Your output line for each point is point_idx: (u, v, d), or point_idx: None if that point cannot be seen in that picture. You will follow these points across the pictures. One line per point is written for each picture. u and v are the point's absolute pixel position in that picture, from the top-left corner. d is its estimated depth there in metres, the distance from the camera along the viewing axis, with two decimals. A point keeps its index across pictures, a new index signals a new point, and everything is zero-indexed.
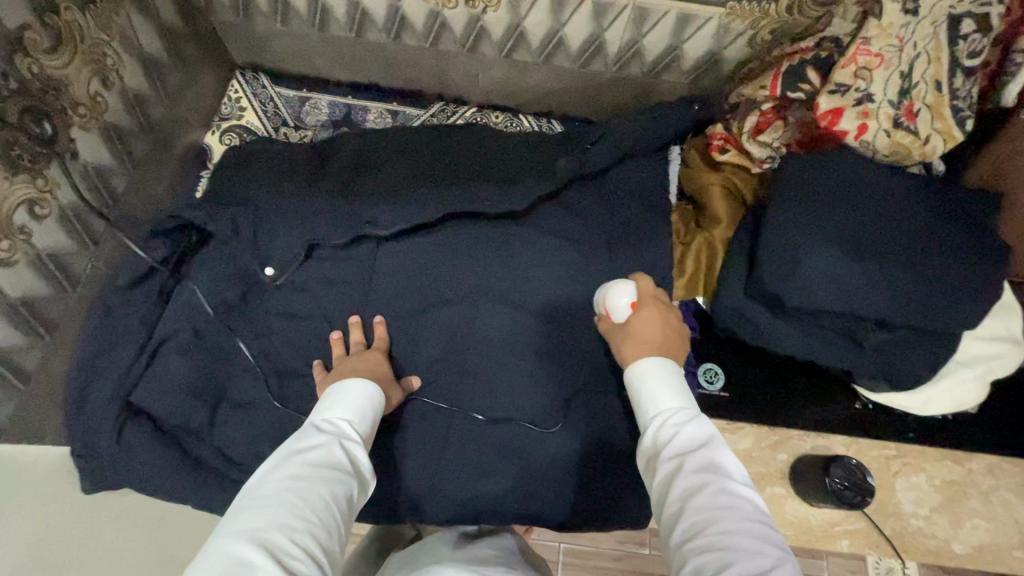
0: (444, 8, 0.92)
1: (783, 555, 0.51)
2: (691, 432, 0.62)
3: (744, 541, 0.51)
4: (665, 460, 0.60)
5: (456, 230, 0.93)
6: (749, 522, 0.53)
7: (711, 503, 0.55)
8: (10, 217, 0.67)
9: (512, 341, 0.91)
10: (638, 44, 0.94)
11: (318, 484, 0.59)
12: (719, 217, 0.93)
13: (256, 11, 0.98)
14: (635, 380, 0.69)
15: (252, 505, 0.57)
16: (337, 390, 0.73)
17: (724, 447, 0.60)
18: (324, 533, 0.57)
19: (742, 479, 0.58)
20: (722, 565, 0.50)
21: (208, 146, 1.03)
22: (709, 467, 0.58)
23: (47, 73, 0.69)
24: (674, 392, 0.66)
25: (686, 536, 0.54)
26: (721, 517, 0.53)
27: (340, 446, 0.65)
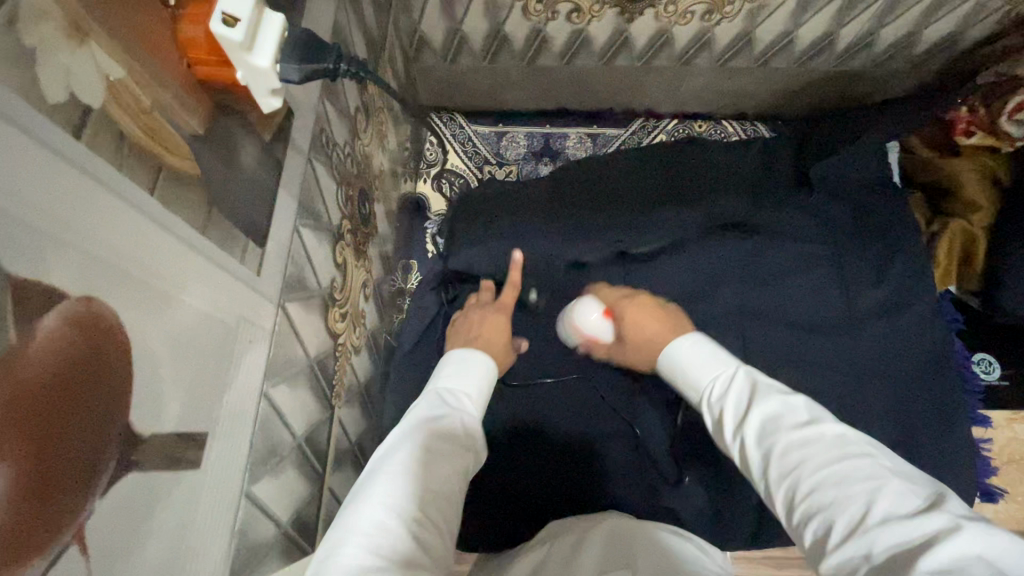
0: (675, 25, 0.87)
1: (881, 482, 0.41)
2: (734, 399, 0.54)
3: (849, 484, 0.41)
4: (731, 440, 0.52)
5: (707, 249, 0.92)
6: (828, 464, 0.43)
7: (784, 465, 0.45)
8: (358, 306, 0.65)
9: (791, 355, 0.87)
10: (875, 35, 0.90)
11: (439, 460, 0.50)
12: (976, 203, 0.90)
13: (466, 52, 0.94)
14: (672, 367, 0.64)
15: (368, 479, 0.48)
16: (458, 357, 0.66)
17: (770, 393, 0.51)
18: (445, 521, 0.47)
19: (811, 417, 0.48)
20: (826, 526, 0.41)
21: (422, 194, 1.03)
22: (767, 425, 0.49)
23: (362, 154, 0.66)
24: (705, 364, 0.60)
25: (786, 508, 0.45)
26: (796, 475, 0.44)
27: (462, 420, 0.56)
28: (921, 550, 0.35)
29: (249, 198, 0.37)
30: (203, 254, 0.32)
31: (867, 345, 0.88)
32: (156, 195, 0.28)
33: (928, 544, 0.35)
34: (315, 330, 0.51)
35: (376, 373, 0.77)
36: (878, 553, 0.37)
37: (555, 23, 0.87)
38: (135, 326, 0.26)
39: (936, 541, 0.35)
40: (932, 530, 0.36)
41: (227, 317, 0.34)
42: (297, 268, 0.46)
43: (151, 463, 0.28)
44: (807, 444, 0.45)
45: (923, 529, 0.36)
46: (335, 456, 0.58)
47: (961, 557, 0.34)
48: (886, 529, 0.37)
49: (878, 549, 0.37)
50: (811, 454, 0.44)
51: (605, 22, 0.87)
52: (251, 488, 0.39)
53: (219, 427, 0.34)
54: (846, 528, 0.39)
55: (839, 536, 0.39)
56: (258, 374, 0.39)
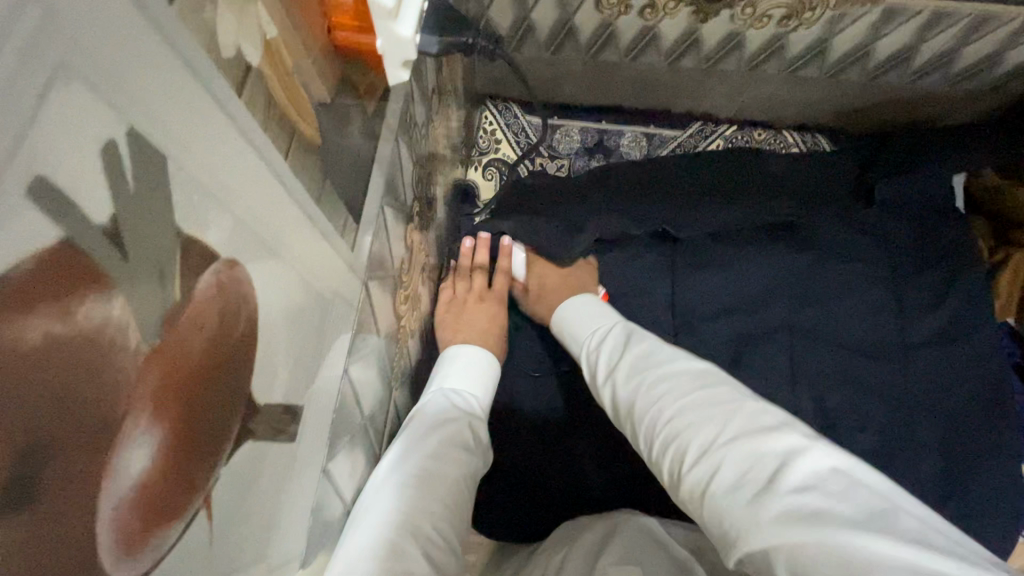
0: (748, 29, 0.85)
1: (735, 409, 0.49)
2: (611, 345, 0.65)
3: (710, 411, 0.49)
4: (604, 382, 0.62)
5: (758, 256, 0.90)
6: (692, 395, 0.52)
7: (648, 400, 0.54)
8: (417, 288, 0.64)
9: (839, 376, 0.85)
10: (956, 53, 0.87)
11: (454, 466, 0.54)
12: None
13: (531, 41, 0.92)
14: (566, 322, 0.75)
15: (390, 478, 0.49)
16: (461, 358, 0.70)
17: (645, 339, 0.61)
18: (455, 522, 0.51)
19: (673, 356, 0.57)
20: (684, 452, 0.48)
21: (471, 182, 1.02)
22: (637, 368, 0.58)
23: (431, 137, 0.66)
24: (592, 318, 0.72)
25: (648, 441, 0.53)
26: (658, 407, 0.53)
27: (471, 425, 0.61)
28: (775, 469, 0.43)
29: (351, 172, 0.37)
30: (316, 226, 0.31)
31: (918, 373, 0.86)
32: (289, 160, 0.27)
33: (786, 463, 0.43)
34: (386, 309, 0.50)
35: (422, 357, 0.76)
36: (729, 468, 0.44)
37: (627, 18, 0.86)
38: (263, 292, 0.26)
39: (793, 462, 0.42)
40: (787, 451, 0.44)
41: (327, 291, 0.34)
42: (380, 247, 0.45)
43: (263, 434, 0.27)
44: (664, 380, 0.55)
45: (778, 450, 0.44)
46: (388, 436, 0.58)
47: (815, 476, 0.42)
48: (732, 452, 0.45)
49: (728, 469, 0.44)
50: (667, 389, 0.54)
51: (678, 20, 0.85)
52: (327, 465, 0.38)
53: (312, 401, 0.34)
54: (703, 450, 0.47)
55: (697, 457, 0.47)
56: (343, 350, 0.39)
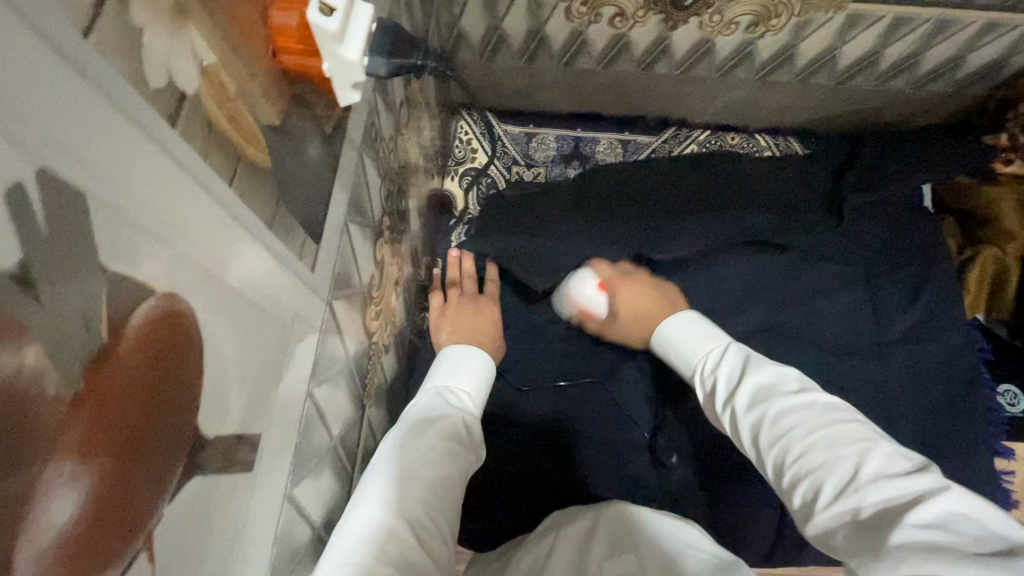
0: (717, 36, 0.86)
1: (869, 444, 0.48)
2: (728, 369, 0.63)
3: (840, 446, 0.48)
4: (723, 408, 0.60)
5: (735, 260, 0.92)
6: (876, 425, 0.51)
7: (777, 429, 0.52)
8: (391, 302, 0.64)
9: (816, 376, 0.86)
10: (919, 57, 0.89)
11: (448, 461, 0.53)
12: (1015, 234, 0.90)
13: (504, 51, 0.93)
14: (677, 338, 0.73)
15: (379, 475, 0.50)
16: (454, 358, 0.68)
17: (764, 366, 0.59)
18: (450, 513, 0.51)
19: (800, 387, 0.56)
20: (815, 486, 0.48)
21: (449, 191, 1.02)
22: (762, 396, 0.56)
23: (402, 148, 0.65)
24: (706, 338, 0.70)
25: (777, 473, 0.52)
26: (789, 437, 0.51)
27: (467, 420, 0.59)
28: (909, 508, 0.42)
29: (308, 191, 0.36)
30: (268, 249, 0.30)
31: (895, 372, 0.87)
32: (235, 187, 0.26)
33: (918, 501, 0.42)
34: (355, 327, 0.50)
35: (400, 370, 0.75)
36: (871, 507, 0.44)
37: (597, 27, 0.86)
38: (207, 320, 0.25)
39: (925, 498, 0.42)
40: (917, 491, 0.43)
41: (285, 314, 0.33)
42: (344, 265, 0.45)
43: (216, 465, 0.27)
44: (802, 408, 0.53)
45: (916, 488, 0.44)
46: (362, 455, 0.57)
47: (947, 515, 0.41)
48: (878, 487, 0.44)
49: (870, 508, 0.44)
50: (800, 420, 0.52)
51: (647, 28, 0.86)
52: (293, 490, 0.38)
53: (272, 427, 0.33)
54: (840, 485, 0.46)
55: (830, 495, 0.46)
56: (307, 372, 0.38)
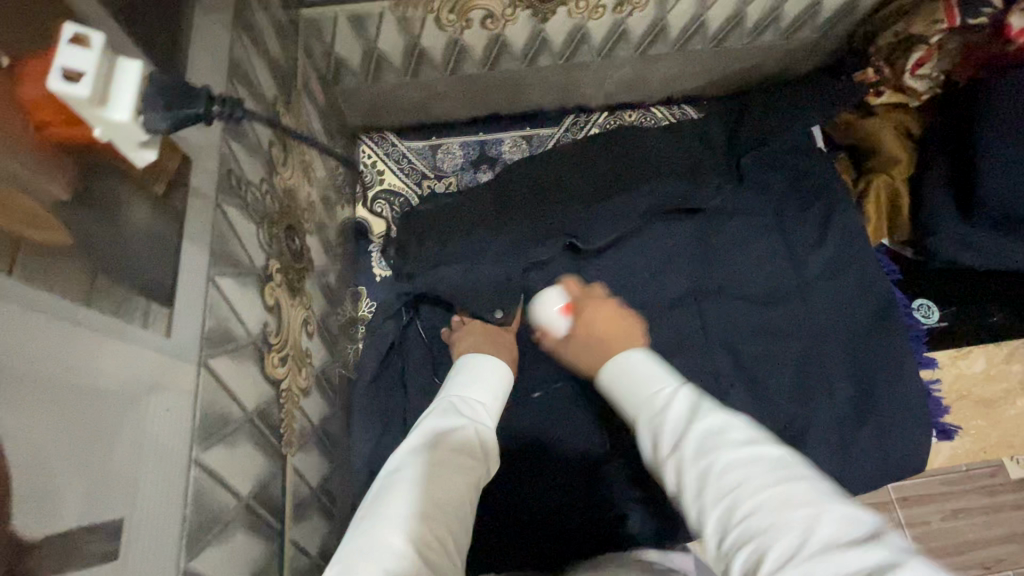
0: (589, 21, 0.89)
1: (812, 516, 0.40)
2: (679, 410, 0.53)
3: (790, 513, 0.40)
4: (665, 454, 0.51)
5: (651, 232, 0.93)
6: (759, 492, 0.42)
7: (716, 486, 0.45)
8: (300, 344, 0.62)
9: (740, 326, 0.90)
10: (778, 10, 0.93)
11: (453, 473, 0.55)
12: (897, 158, 0.94)
13: (387, 70, 0.93)
14: (613, 385, 0.62)
15: (390, 477, 0.54)
16: (472, 365, 0.70)
17: (716, 411, 0.50)
18: (457, 527, 0.52)
19: (747, 445, 0.46)
20: (761, 553, 0.40)
21: (362, 218, 0.99)
22: (706, 446, 0.47)
23: (285, 187, 0.63)
24: (651, 376, 0.59)
25: (721, 530, 0.43)
26: (732, 495, 0.43)
27: (477, 429, 0.61)
28: None
29: (139, 258, 0.35)
30: (92, 328, 0.30)
31: (817, 308, 0.91)
32: (20, 279, 0.26)
33: None
34: (252, 382, 0.48)
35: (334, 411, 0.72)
36: None
37: (472, 31, 0.87)
38: (27, 425, 0.26)
39: None
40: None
41: (131, 390, 0.32)
42: (219, 321, 0.44)
43: (58, 560, 0.26)
44: (727, 469, 0.45)
45: None
46: (294, 506, 0.55)
47: None
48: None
49: None
50: (736, 479, 0.44)
51: (520, 24, 0.87)
52: (191, 565, 0.36)
53: (138, 508, 0.32)
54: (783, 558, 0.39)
55: (780, 564, 0.39)
56: (184, 440, 0.37)
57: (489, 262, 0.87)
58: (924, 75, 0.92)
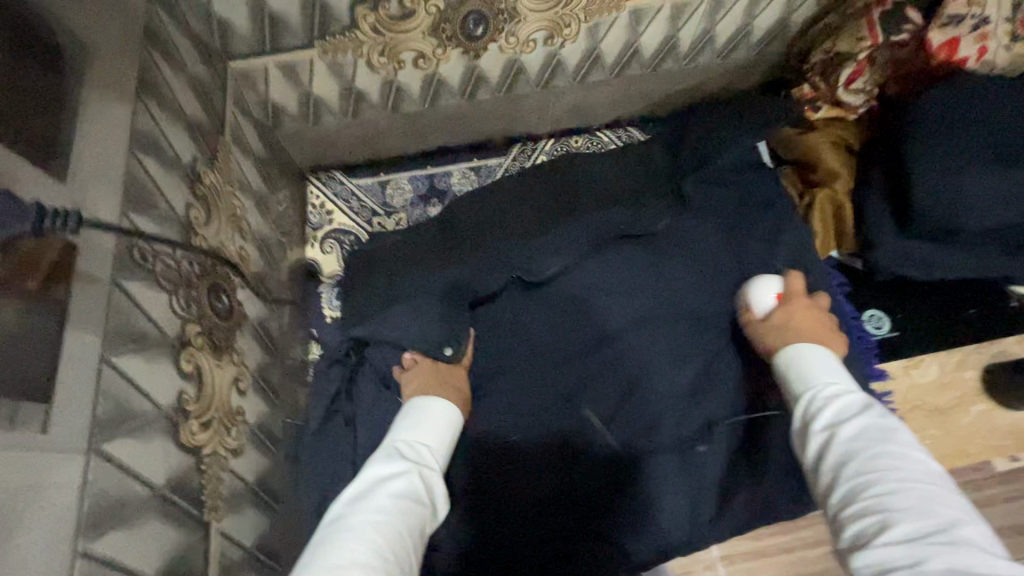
0: (521, 55, 0.89)
1: (958, 516, 0.49)
2: (841, 403, 0.62)
3: (932, 502, 0.50)
4: (818, 433, 0.61)
5: (597, 261, 0.89)
6: (908, 479, 0.53)
7: (865, 468, 0.54)
8: (229, 402, 0.62)
9: (693, 351, 0.86)
10: (711, 33, 0.94)
11: (393, 519, 0.57)
12: (838, 172, 0.95)
13: (326, 112, 0.93)
14: (788, 367, 0.71)
15: (329, 532, 0.56)
16: (416, 410, 0.72)
17: (884, 414, 0.59)
18: (398, 568, 0.53)
19: (908, 448, 0.56)
20: (884, 524, 0.50)
21: (312, 260, 0.99)
22: (873, 434, 0.57)
23: (209, 246, 0.64)
24: (826, 370, 0.67)
25: (845, 500, 0.54)
26: (882, 476, 0.53)
27: (420, 476, 0.64)
28: None
29: None
30: None
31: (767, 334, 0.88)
32: None
33: None
34: (158, 456, 0.49)
35: (275, 463, 0.72)
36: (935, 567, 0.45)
37: (405, 72, 0.88)
38: None
39: None
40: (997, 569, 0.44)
41: None
42: (111, 402, 0.44)
43: None
44: (880, 459, 0.55)
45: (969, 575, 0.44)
46: (219, 572, 0.55)
47: None
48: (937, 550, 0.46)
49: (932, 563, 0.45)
50: (893, 466, 0.54)
51: (453, 62, 0.88)
52: None
53: None
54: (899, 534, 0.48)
55: (901, 536, 0.48)
56: (54, 530, 0.39)
57: (431, 299, 0.84)
58: (857, 90, 0.92)
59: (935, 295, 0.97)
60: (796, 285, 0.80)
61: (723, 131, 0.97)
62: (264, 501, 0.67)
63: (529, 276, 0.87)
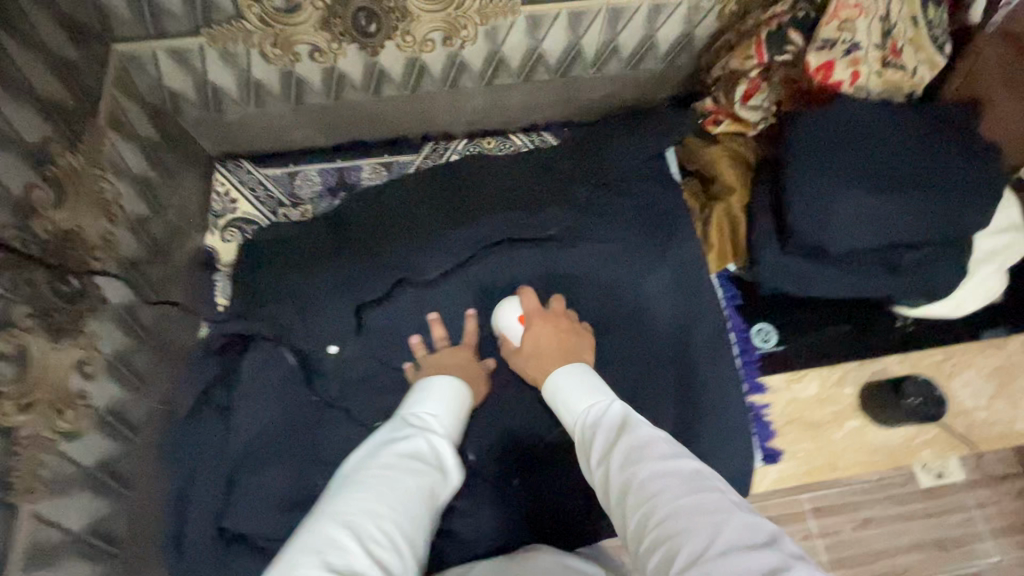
0: (421, 54, 0.90)
1: (726, 518, 0.49)
2: (603, 427, 0.62)
3: (700, 522, 0.49)
4: (596, 463, 0.59)
5: (485, 262, 0.91)
6: (673, 493, 0.52)
7: (638, 496, 0.53)
8: (67, 385, 0.62)
9: (574, 351, 0.91)
10: (615, 42, 0.95)
11: (405, 477, 0.67)
12: (733, 186, 0.97)
13: (227, 101, 0.93)
14: (557, 398, 0.71)
15: (343, 484, 0.66)
16: (428, 386, 0.80)
17: (642, 426, 0.59)
18: (406, 516, 0.63)
19: (666, 452, 0.56)
20: (672, 552, 0.48)
21: (211, 248, 1.00)
22: (632, 455, 0.56)
23: (57, 229, 0.64)
24: (584, 392, 0.68)
25: (638, 535, 0.52)
26: (652, 503, 0.52)
27: (427, 442, 0.73)
28: None
29: None
30: None
31: (643, 339, 0.92)
32: None
33: None
34: None
35: (127, 448, 0.72)
36: None
37: (302, 64, 0.88)
38: None
39: None
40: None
41: None
42: None
43: None
44: (649, 480, 0.53)
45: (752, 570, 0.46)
46: (27, 552, 0.56)
47: None
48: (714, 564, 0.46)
49: None
50: (668, 484, 0.53)
51: (351, 57, 0.88)
52: None
53: None
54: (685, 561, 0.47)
55: (680, 563, 0.47)
56: None
57: (318, 297, 0.87)
58: (755, 106, 0.94)
59: (822, 312, 0.99)
60: (530, 303, 0.82)
61: (621, 142, 1.00)
62: (104, 483, 0.68)
63: (418, 273, 0.89)
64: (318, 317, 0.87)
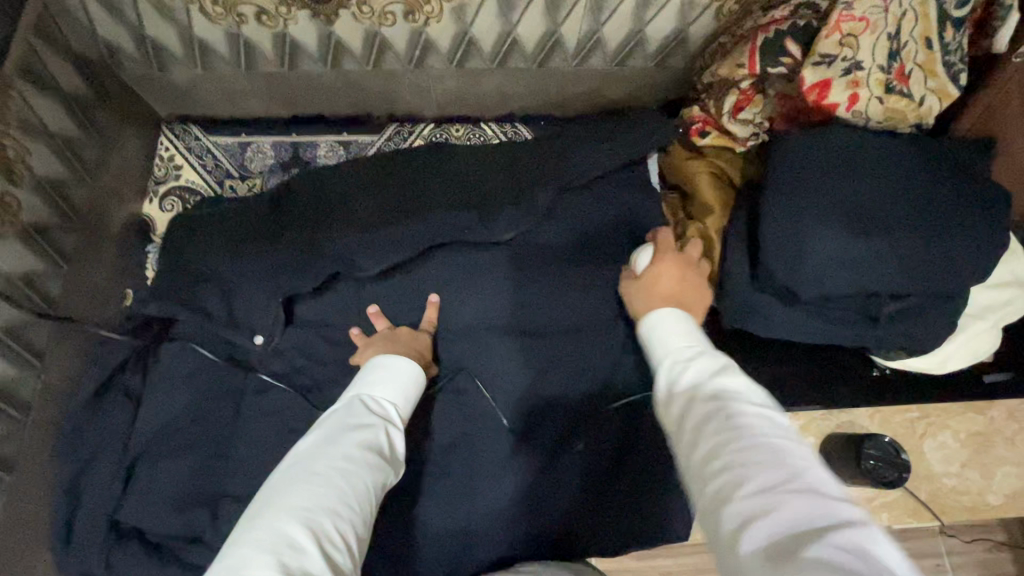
0: (381, 27, 0.82)
1: (803, 464, 0.43)
2: (699, 364, 0.54)
3: (770, 461, 0.43)
4: (678, 394, 0.53)
5: (430, 261, 0.84)
6: (766, 433, 0.45)
7: (721, 424, 0.47)
8: None
9: (516, 371, 0.82)
10: (598, 34, 0.87)
11: (363, 471, 0.56)
12: (709, 206, 0.88)
13: (171, 59, 0.87)
14: (647, 337, 0.61)
15: (287, 475, 0.55)
16: (384, 363, 0.70)
17: (736, 372, 0.52)
18: (362, 520, 0.53)
19: (763, 401, 0.49)
20: (742, 482, 0.42)
21: (149, 216, 0.93)
22: (720, 394, 0.50)
23: None
24: (684, 334, 0.59)
25: (705, 459, 0.46)
26: (735, 434, 0.46)
27: (387, 433, 0.62)
28: (832, 527, 0.38)
29: None
30: None
31: (591, 365, 0.83)
32: None
33: (839, 528, 0.38)
34: None
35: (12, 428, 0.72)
36: (786, 521, 0.39)
37: (249, 27, 0.81)
38: None
39: (847, 528, 0.38)
40: (835, 519, 0.39)
41: None
42: None
43: None
44: (744, 415, 0.47)
45: (826, 514, 0.39)
46: None
47: (863, 549, 0.36)
48: (798, 502, 0.40)
49: (786, 517, 0.39)
50: (735, 424, 0.46)
51: (303, 24, 0.81)
52: None
53: None
54: (758, 490, 0.41)
55: (752, 494, 0.41)
56: None
57: (242, 282, 0.79)
58: (746, 120, 0.84)
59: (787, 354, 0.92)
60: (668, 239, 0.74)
61: (600, 147, 0.88)
62: None
63: (355, 271, 0.81)
64: (235, 309, 0.79)
